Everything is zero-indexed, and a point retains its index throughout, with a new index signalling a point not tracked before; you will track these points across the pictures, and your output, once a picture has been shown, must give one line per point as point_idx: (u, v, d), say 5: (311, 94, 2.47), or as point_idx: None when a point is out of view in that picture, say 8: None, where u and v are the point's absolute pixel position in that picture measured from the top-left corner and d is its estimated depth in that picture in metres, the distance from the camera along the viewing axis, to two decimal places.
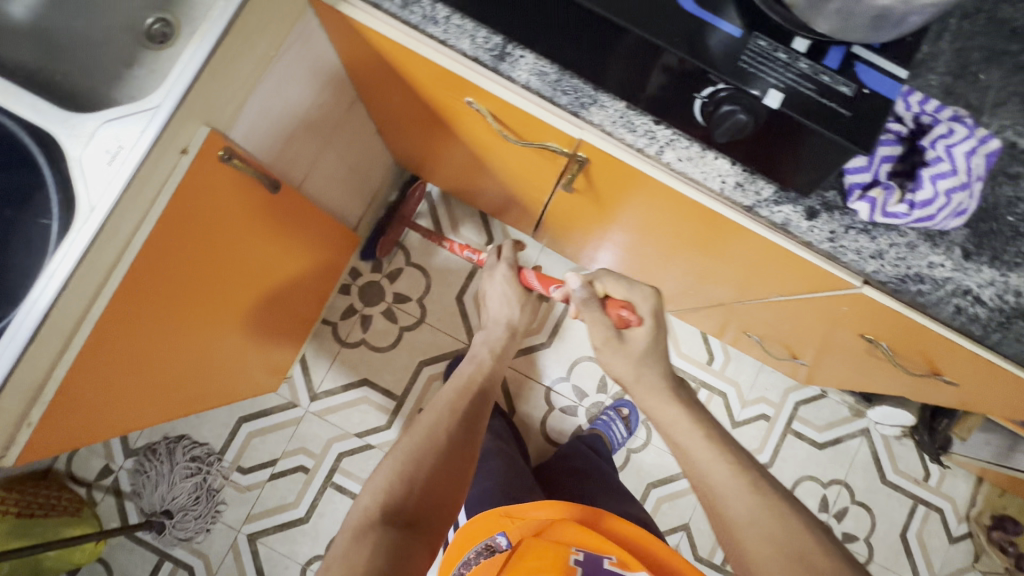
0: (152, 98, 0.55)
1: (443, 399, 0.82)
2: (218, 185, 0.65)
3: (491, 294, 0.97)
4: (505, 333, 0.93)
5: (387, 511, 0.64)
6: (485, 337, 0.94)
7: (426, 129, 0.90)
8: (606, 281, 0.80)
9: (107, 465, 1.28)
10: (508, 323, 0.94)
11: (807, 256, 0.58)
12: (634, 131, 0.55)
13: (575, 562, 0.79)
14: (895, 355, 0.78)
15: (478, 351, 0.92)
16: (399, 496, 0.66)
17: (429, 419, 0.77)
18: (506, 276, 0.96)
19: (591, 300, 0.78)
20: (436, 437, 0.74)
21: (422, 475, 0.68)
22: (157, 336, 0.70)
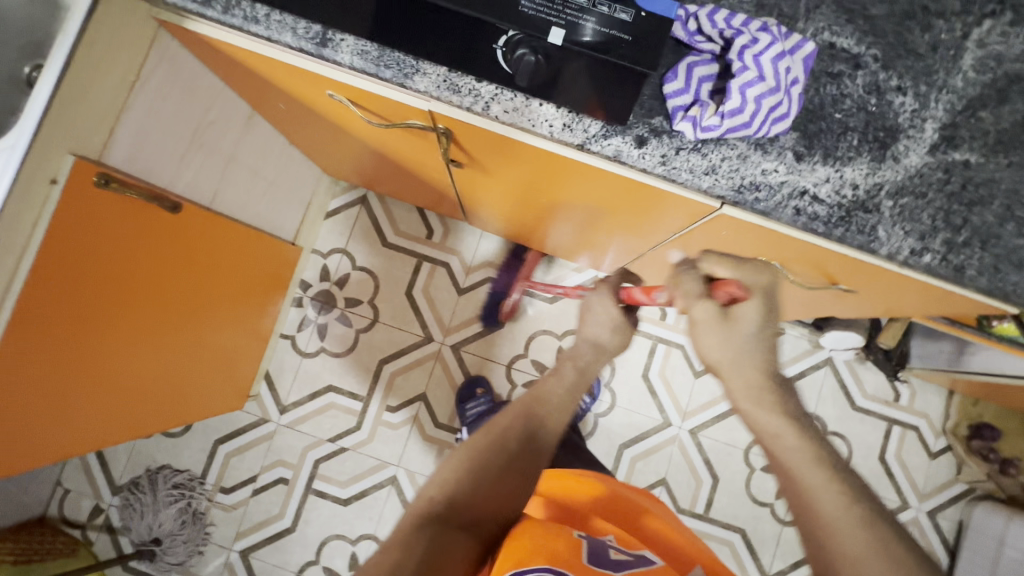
0: (8, 138, 0.59)
1: (517, 405, 0.76)
2: (105, 212, 0.68)
3: (586, 310, 0.80)
4: (592, 353, 0.79)
5: (449, 508, 0.64)
6: (571, 354, 0.80)
7: (322, 132, 0.93)
8: (711, 260, 0.65)
9: (97, 504, 1.33)
10: (597, 344, 0.79)
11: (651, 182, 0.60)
12: (459, 92, 0.57)
13: (580, 536, 0.70)
14: (791, 272, 0.80)
15: (562, 366, 0.80)
16: (463, 493, 0.66)
17: (500, 419, 0.74)
18: (602, 298, 0.79)
19: (692, 274, 0.65)
20: (503, 444, 0.71)
21: (488, 477, 0.68)
22: (82, 361, 0.74)
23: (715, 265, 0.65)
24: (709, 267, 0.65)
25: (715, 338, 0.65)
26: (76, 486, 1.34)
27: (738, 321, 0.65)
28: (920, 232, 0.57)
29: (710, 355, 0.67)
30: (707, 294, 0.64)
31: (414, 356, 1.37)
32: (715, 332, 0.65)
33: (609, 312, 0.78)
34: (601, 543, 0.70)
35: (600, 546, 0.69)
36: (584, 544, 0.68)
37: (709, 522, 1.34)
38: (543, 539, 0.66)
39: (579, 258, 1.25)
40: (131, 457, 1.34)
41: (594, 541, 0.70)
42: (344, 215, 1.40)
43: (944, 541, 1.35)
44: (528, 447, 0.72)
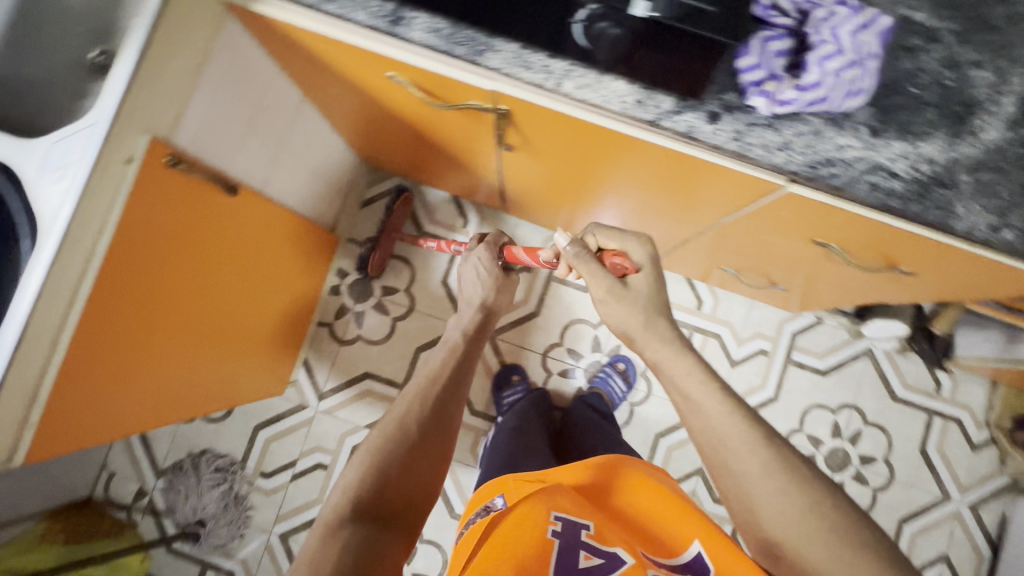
0: (89, 117, 0.60)
1: (411, 393, 0.78)
2: (172, 192, 0.70)
3: (465, 275, 1.03)
4: (475, 314, 0.98)
5: (359, 505, 0.61)
6: (457, 322, 0.97)
7: (374, 119, 0.94)
8: (599, 234, 0.84)
9: (141, 486, 1.36)
10: (481, 306, 0.99)
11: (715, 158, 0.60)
12: (531, 68, 0.57)
13: (553, 533, 0.68)
14: (850, 255, 0.79)
15: (451, 333, 0.95)
16: (371, 486, 0.63)
17: (397, 410, 0.75)
18: (482, 258, 1.00)
19: (584, 255, 0.82)
20: (405, 431, 0.70)
21: (393, 467, 0.66)
22: (146, 340, 0.76)
23: (601, 240, 0.84)
24: (600, 241, 0.84)
25: (620, 304, 0.80)
26: (121, 469, 1.36)
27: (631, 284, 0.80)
28: (1000, 208, 0.57)
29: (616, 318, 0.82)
30: (599, 263, 0.81)
31: None
32: (617, 298, 0.80)
33: (485, 273, 1.00)
34: (575, 540, 0.68)
35: (573, 547, 0.67)
36: (555, 544, 0.67)
37: None
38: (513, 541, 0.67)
39: None
40: (174, 441, 1.37)
41: (569, 538, 0.68)
42: (380, 204, 1.41)
43: (987, 535, 1.33)
44: (434, 428, 0.73)
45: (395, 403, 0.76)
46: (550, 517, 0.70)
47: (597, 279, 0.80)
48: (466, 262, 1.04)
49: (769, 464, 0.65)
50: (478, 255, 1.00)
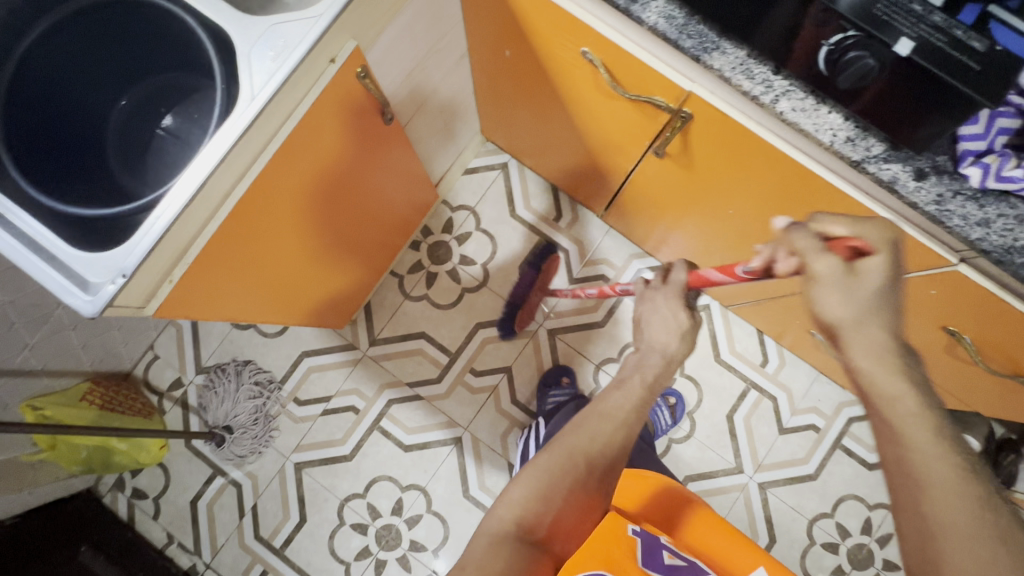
0: (316, 8, 0.62)
1: (580, 421, 0.65)
2: (353, 102, 0.72)
3: (648, 317, 0.71)
4: (662, 363, 0.68)
5: (524, 525, 0.58)
6: (635, 362, 0.70)
7: (530, 92, 0.96)
8: (824, 216, 0.56)
9: (179, 377, 1.39)
10: (668, 353, 0.68)
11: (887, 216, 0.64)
12: (753, 78, 0.59)
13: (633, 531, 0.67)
14: (978, 353, 0.76)
15: (629, 378, 0.68)
16: (536, 510, 0.59)
17: (569, 438, 0.63)
18: (669, 298, 0.70)
19: (801, 229, 0.56)
20: (577, 461, 0.61)
21: (556, 506, 0.59)
22: (278, 229, 0.77)
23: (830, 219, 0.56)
24: (823, 223, 0.56)
25: (842, 295, 0.54)
26: (165, 355, 1.40)
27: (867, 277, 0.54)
28: None
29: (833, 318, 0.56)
30: (828, 250, 0.54)
31: (511, 329, 1.38)
32: (841, 288, 0.54)
33: (675, 314, 0.69)
34: (654, 541, 0.66)
35: (653, 547, 0.66)
36: (637, 543, 0.66)
37: None
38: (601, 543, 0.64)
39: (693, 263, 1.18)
40: (222, 343, 1.39)
41: (649, 539, 0.66)
42: (481, 176, 1.42)
43: None
44: (612, 473, 0.62)
45: (569, 430, 0.64)
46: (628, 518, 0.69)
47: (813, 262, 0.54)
48: (648, 308, 0.71)
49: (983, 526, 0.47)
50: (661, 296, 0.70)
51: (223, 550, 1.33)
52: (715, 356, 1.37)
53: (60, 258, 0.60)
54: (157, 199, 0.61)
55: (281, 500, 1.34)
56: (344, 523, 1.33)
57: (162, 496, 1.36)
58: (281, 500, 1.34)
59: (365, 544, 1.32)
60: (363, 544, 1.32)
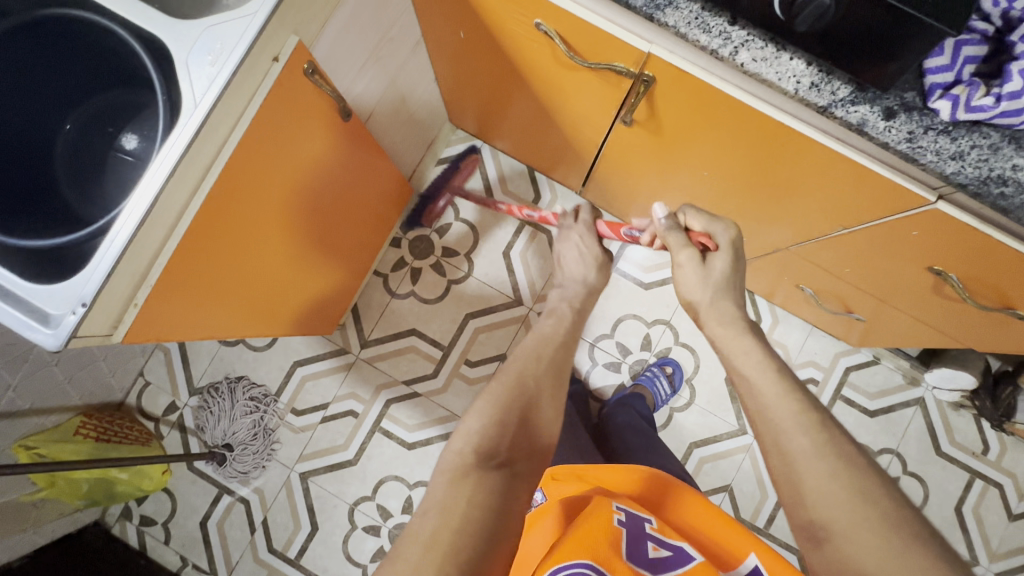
0: (249, 6, 0.59)
1: (523, 351, 0.74)
2: (305, 101, 0.70)
3: (567, 254, 0.94)
4: (582, 291, 0.89)
5: (482, 452, 0.59)
6: (561, 294, 0.89)
7: (493, 75, 0.94)
8: (687, 213, 0.78)
9: (173, 401, 1.37)
10: (586, 282, 0.90)
11: (866, 162, 0.62)
12: (709, 31, 0.58)
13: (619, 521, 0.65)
14: (966, 291, 0.76)
15: (557, 306, 0.86)
16: (494, 437, 0.61)
17: (514, 367, 0.71)
18: (582, 235, 0.93)
19: (673, 229, 0.76)
20: (521, 386, 0.67)
21: (512, 429, 0.62)
22: (245, 239, 0.74)
23: (690, 219, 0.77)
24: (686, 219, 0.78)
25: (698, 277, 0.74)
26: (156, 380, 1.38)
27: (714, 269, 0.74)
28: None
29: (684, 284, 0.75)
30: (687, 242, 0.75)
31: (501, 316, 1.36)
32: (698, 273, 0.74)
33: (589, 251, 0.92)
34: (640, 531, 0.65)
35: (639, 537, 0.64)
36: (624, 534, 0.64)
37: (767, 538, 1.31)
38: (590, 531, 0.62)
39: None
40: (213, 362, 1.38)
41: (633, 528, 0.65)
42: None
43: None
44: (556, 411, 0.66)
45: (514, 356, 0.73)
46: (612, 508, 0.66)
47: (680, 253, 0.74)
48: (566, 241, 0.94)
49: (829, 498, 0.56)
50: (580, 234, 0.93)
51: (238, 567, 1.33)
52: (709, 320, 1.37)
53: (18, 295, 0.58)
54: (112, 220, 0.59)
55: (290, 511, 1.33)
56: (356, 527, 1.33)
57: (170, 520, 1.35)
58: (291, 511, 1.33)
59: (379, 545, 1.32)
60: (377, 546, 1.32)
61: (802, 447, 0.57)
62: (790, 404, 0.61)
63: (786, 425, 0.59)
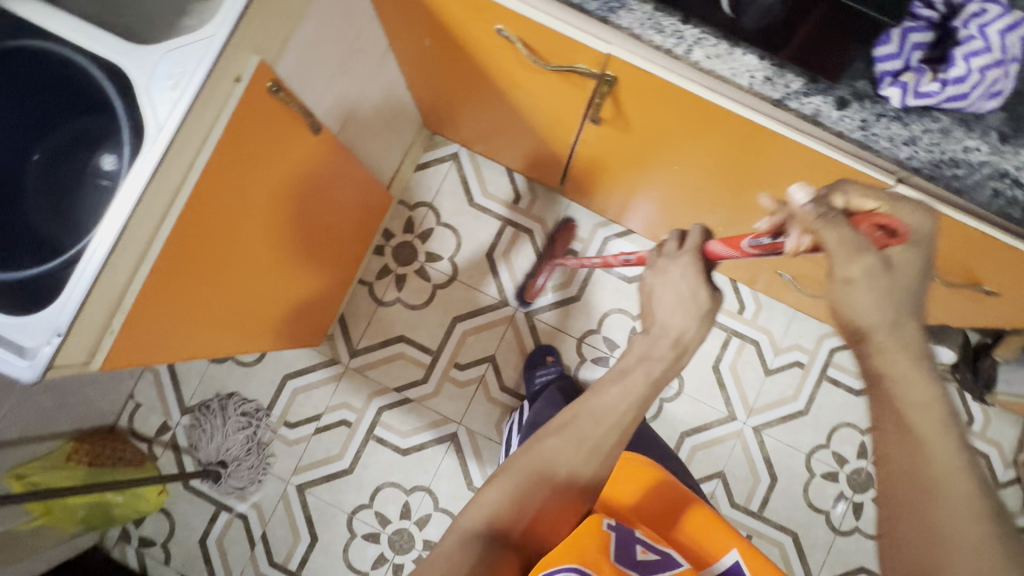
0: (208, 29, 0.59)
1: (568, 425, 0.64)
2: (270, 120, 0.70)
3: (663, 294, 0.67)
4: (672, 353, 0.66)
5: (497, 528, 0.57)
6: (643, 351, 0.67)
7: (460, 79, 0.94)
8: (851, 190, 0.56)
9: (165, 422, 1.37)
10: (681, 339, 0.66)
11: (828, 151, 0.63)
12: (664, 31, 0.57)
13: (608, 526, 0.64)
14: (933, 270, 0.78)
15: (631, 371, 0.66)
16: (511, 515, 0.58)
17: (553, 444, 0.63)
18: (686, 272, 0.66)
19: (834, 216, 0.54)
20: (555, 470, 0.61)
21: (534, 506, 0.59)
22: (222, 258, 0.75)
23: (853, 198, 0.56)
24: (851, 197, 0.56)
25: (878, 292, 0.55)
26: (147, 402, 1.38)
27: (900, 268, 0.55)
28: None
29: (860, 313, 0.56)
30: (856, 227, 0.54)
31: (488, 318, 1.37)
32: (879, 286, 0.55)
33: (694, 293, 0.66)
34: (630, 536, 0.63)
35: (628, 541, 0.63)
36: (612, 537, 0.62)
37: (761, 520, 1.34)
38: (581, 538, 0.60)
39: (654, 224, 1.22)
40: (202, 380, 1.38)
41: (622, 534, 0.64)
42: (434, 169, 1.40)
43: None
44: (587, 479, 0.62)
45: (557, 430, 0.63)
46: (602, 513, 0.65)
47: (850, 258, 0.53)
48: (662, 280, 0.67)
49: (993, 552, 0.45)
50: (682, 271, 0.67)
51: None
52: None
53: None
54: (83, 249, 0.60)
55: (290, 523, 1.34)
56: (356, 535, 1.33)
57: (170, 540, 1.35)
58: (290, 523, 1.34)
59: (380, 551, 1.33)
60: (378, 553, 1.33)
61: (960, 529, 0.46)
62: (959, 474, 0.49)
63: (940, 494, 0.48)
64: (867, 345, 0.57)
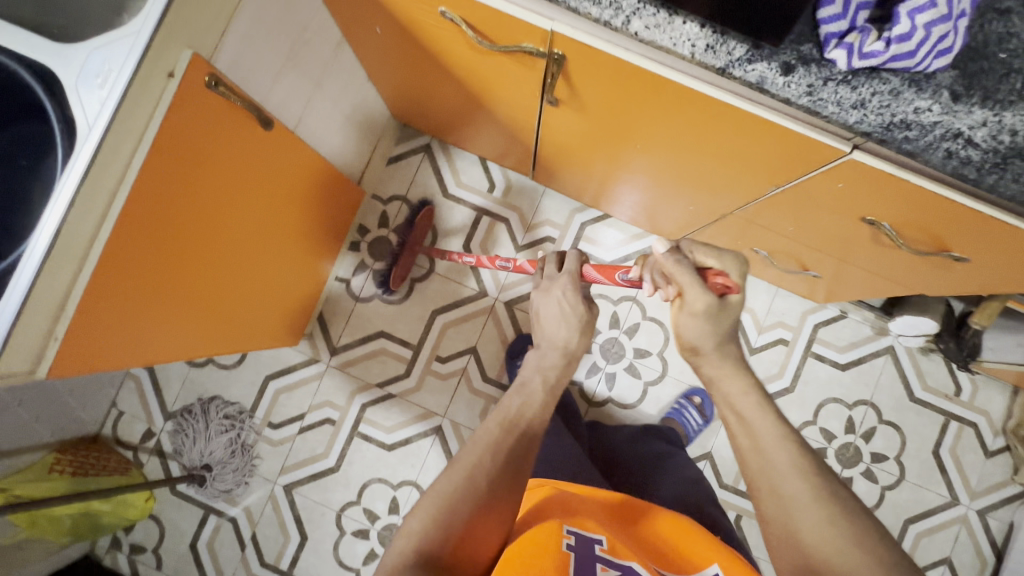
0: (133, 24, 0.57)
1: (489, 431, 0.67)
2: (213, 115, 0.69)
3: (548, 312, 0.83)
4: (562, 359, 0.79)
5: (424, 559, 0.54)
6: (536, 362, 0.79)
7: (415, 67, 0.93)
8: (695, 249, 0.71)
9: (149, 428, 1.37)
10: (565, 348, 0.81)
11: (782, 121, 0.62)
12: (599, 4, 0.56)
13: (567, 546, 0.62)
14: (901, 237, 0.76)
15: (529, 378, 0.76)
16: (437, 540, 0.56)
17: (470, 457, 0.63)
18: (567, 291, 0.83)
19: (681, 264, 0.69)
20: (477, 484, 0.60)
21: (462, 525, 0.57)
22: (176, 257, 0.74)
23: (698, 254, 0.71)
24: (697, 256, 0.71)
25: (708, 321, 0.70)
26: (130, 410, 1.37)
27: (730, 308, 0.70)
28: None
29: (689, 335, 0.72)
30: (703, 282, 0.68)
31: (467, 310, 1.36)
32: (711, 318, 0.70)
33: (574, 309, 0.82)
34: (590, 552, 0.62)
35: (588, 559, 0.61)
36: (571, 559, 0.61)
37: (750, 499, 1.33)
38: (530, 559, 0.59)
39: (627, 205, 1.21)
40: (184, 385, 1.37)
41: (582, 552, 0.62)
42: (406, 162, 1.38)
43: (993, 541, 1.32)
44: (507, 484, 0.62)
45: (471, 445, 0.65)
46: (562, 533, 0.64)
47: (696, 296, 0.68)
48: (546, 298, 0.84)
49: (815, 489, 0.59)
50: (563, 291, 0.83)
51: None
52: None
53: None
54: (16, 257, 0.58)
55: (278, 523, 1.34)
56: (345, 533, 1.33)
57: (160, 546, 1.35)
58: (278, 523, 1.34)
59: (370, 547, 1.33)
60: (368, 549, 1.33)
61: (792, 487, 0.60)
62: (782, 446, 0.63)
63: (783, 470, 0.61)
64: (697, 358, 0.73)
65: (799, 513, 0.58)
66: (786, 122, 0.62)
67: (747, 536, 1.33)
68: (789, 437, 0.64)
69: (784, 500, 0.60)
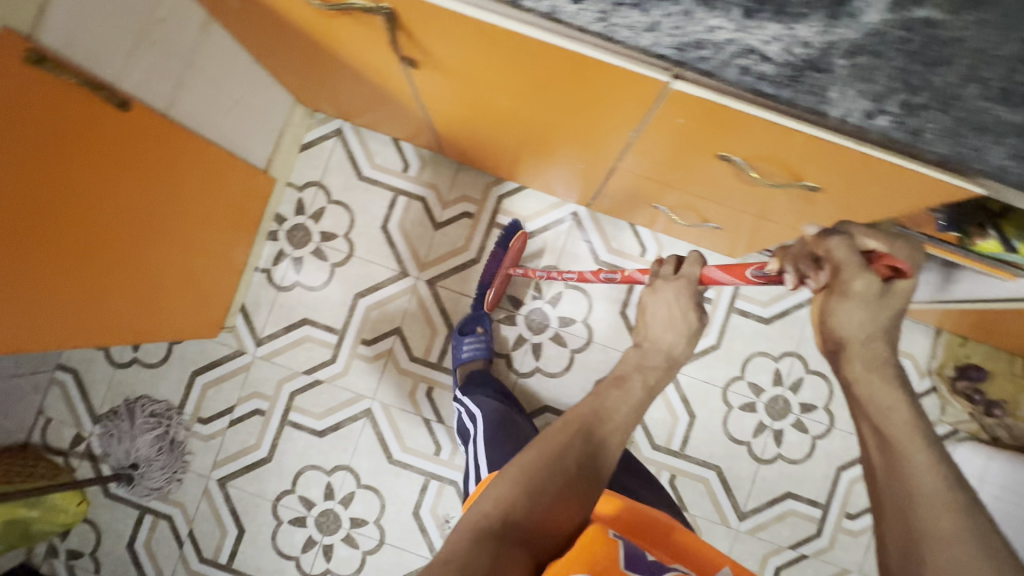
0: None
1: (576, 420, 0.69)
2: (45, 95, 0.68)
3: (657, 311, 0.83)
4: (664, 363, 0.79)
5: (507, 524, 0.57)
6: (638, 361, 0.79)
7: (281, 38, 0.92)
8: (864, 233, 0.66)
9: (78, 432, 1.35)
10: (670, 351, 0.80)
11: (590, 53, 0.62)
12: None
13: (612, 535, 0.62)
14: (756, 171, 0.76)
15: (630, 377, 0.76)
16: (519, 510, 0.58)
17: (556, 439, 0.66)
18: (680, 292, 0.81)
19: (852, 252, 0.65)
20: (565, 466, 0.63)
21: (542, 504, 0.59)
22: (28, 248, 0.74)
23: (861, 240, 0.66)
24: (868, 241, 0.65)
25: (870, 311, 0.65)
26: (57, 415, 1.36)
27: (898, 293, 0.65)
28: (875, 94, 0.54)
29: (844, 327, 0.67)
30: (867, 267, 0.64)
31: (390, 291, 1.36)
32: (871, 306, 0.65)
33: (684, 314, 0.81)
34: (636, 544, 0.62)
35: (636, 549, 0.61)
36: (619, 547, 0.60)
37: (683, 458, 1.34)
38: (589, 548, 0.58)
39: (533, 173, 1.22)
40: (110, 387, 1.36)
41: (629, 544, 0.61)
42: (319, 148, 1.38)
43: None
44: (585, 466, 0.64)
45: (557, 428, 0.67)
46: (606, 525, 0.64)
47: (861, 280, 0.64)
48: (656, 297, 0.83)
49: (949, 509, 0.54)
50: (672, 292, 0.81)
51: None
52: (596, 258, 1.37)
53: None
54: None
55: (215, 518, 1.33)
56: (282, 522, 1.33)
57: (98, 549, 1.35)
58: (215, 517, 1.33)
59: (308, 535, 1.33)
60: (306, 536, 1.33)
61: (938, 522, 0.53)
62: (931, 469, 0.57)
63: (916, 492, 0.56)
64: (842, 355, 0.69)
65: (925, 514, 0.55)
66: (601, 56, 0.62)
67: (682, 495, 1.34)
68: (933, 451, 0.58)
69: (912, 514, 0.55)
